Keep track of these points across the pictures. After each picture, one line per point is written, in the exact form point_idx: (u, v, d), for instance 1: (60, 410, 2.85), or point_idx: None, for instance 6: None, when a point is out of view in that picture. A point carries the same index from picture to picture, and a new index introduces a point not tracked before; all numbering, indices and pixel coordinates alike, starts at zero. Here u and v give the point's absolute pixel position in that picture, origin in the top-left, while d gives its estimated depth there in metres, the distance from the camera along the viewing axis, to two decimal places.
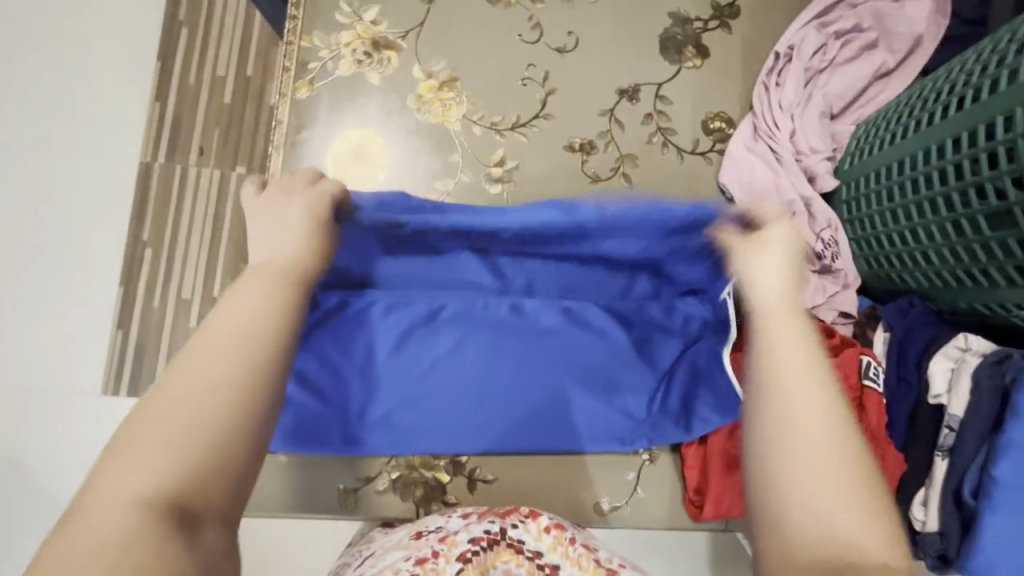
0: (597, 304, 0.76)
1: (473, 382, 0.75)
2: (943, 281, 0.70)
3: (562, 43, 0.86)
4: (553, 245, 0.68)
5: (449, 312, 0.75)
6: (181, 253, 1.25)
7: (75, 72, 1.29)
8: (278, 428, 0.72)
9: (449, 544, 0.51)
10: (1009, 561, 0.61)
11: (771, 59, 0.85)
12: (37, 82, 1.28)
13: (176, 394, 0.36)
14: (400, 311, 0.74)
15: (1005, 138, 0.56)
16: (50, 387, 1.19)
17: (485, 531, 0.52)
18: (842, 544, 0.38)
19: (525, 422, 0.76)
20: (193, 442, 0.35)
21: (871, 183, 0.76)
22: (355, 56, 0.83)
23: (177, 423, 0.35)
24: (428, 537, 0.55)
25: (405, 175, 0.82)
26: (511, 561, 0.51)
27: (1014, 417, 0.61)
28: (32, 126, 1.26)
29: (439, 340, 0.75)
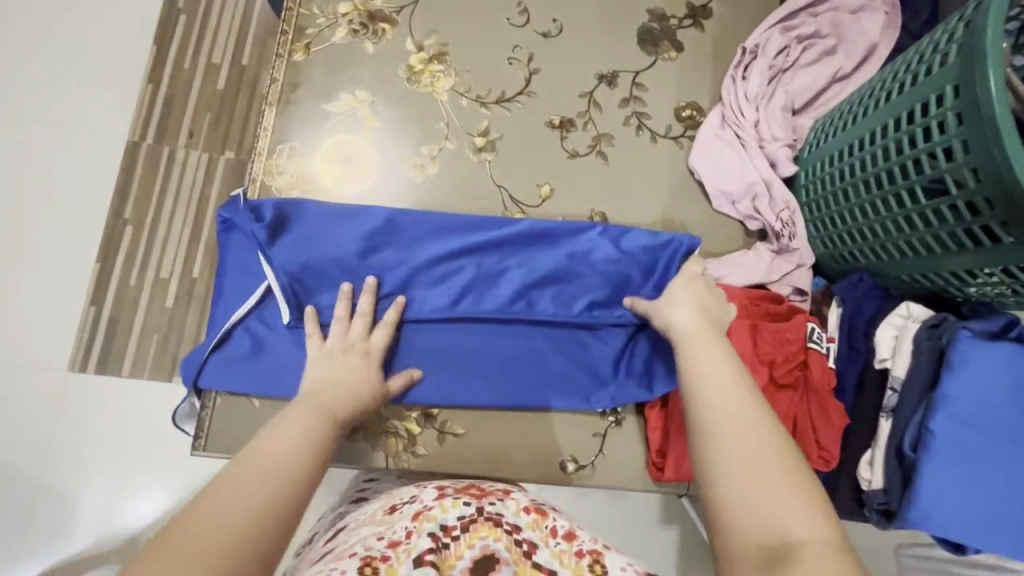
0: (563, 263, 0.82)
1: (431, 339, 0.79)
2: (889, 254, 0.76)
3: (547, 29, 0.92)
4: (494, 255, 0.82)
5: (408, 279, 0.79)
6: (163, 232, 1.25)
7: (71, 49, 1.30)
8: (227, 371, 0.75)
9: (422, 522, 0.51)
10: (945, 512, 0.65)
11: (738, 55, 0.92)
12: (33, 57, 1.29)
13: (243, 475, 0.46)
14: (378, 258, 0.79)
15: (938, 112, 0.63)
16: (15, 361, 1.16)
17: (459, 517, 0.52)
18: (774, 527, 0.44)
19: (493, 374, 0.79)
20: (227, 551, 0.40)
21: (826, 166, 0.82)
22: (351, 27, 0.87)
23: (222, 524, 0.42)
24: (403, 511, 0.54)
25: (392, 140, 0.86)
26: (489, 536, 0.50)
27: (950, 372, 0.67)
28: (23, 99, 1.27)
29: (411, 288, 0.79)
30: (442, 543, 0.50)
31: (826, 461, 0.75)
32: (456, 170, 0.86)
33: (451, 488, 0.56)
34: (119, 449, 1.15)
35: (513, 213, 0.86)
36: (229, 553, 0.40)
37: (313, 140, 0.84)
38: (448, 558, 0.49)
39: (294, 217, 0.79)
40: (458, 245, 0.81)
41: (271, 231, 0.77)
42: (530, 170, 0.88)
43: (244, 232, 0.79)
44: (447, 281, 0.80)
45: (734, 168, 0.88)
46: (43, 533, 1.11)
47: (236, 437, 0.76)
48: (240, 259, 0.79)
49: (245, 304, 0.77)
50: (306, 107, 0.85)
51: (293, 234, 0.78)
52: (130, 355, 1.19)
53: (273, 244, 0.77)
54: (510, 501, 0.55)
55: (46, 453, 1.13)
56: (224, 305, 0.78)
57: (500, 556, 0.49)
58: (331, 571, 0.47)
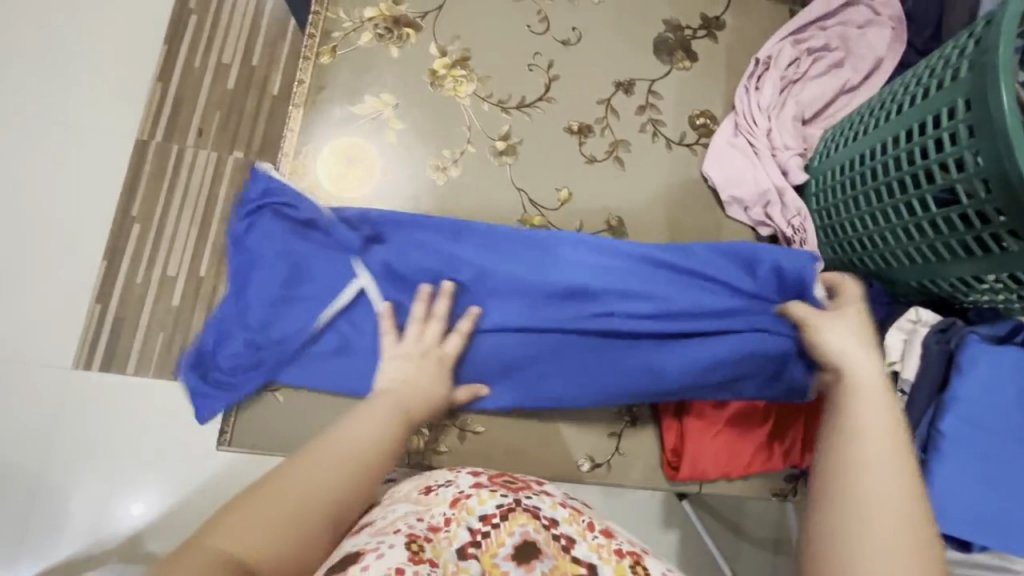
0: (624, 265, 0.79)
1: (489, 351, 0.77)
2: (898, 260, 0.78)
3: (567, 37, 0.94)
4: (553, 258, 0.79)
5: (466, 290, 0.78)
6: (171, 230, 1.19)
7: (75, 43, 1.24)
8: (281, 364, 0.78)
9: (461, 510, 0.54)
10: (953, 511, 0.67)
11: (751, 66, 0.95)
12: (35, 51, 1.23)
13: (325, 455, 0.54)
14: (433, 259, 0.79)
15: (950, 124, 0.66)
16: (15, 361, 1.11)
17: (499, 505, 0.53)
18: None
19: (552, 376, 0.78)
20: (275, 528, 0.48)
21: (836, 175, 0.85)
22: (376, 31, 0.89)
23: (273, 506, 0.49)
24: (439, 494, 0.57)
25: (415, 141, 0.87)
26: (528, 524, 0.52)
27: (961, 374, 0.70)
28: (24, 93, 1.20)
29: (470, 290, 0.79)
30: (479, 537, 0.51)
31: None
32: (477, 174, 0.88)
33: (485, 477, 0.59)
34: (122, 454, 1.09)
35: (531, 216, 0.88)
36: (301, 513, 0.50)
37: (336, 143, 0.86)
38: (488, 551, 0.50)
39: (382, 225, 0.81)
40: (521, 260, 0.79)
41: (366, 239, 0.80)
42: (549, 174, 0.90)
43: (320, 236, 0.81)
44: (509, 294, 0.78)
45: (747, 175, 0.90)
46: (38, 541, 1.04)
47: (262, 429, 0.79)
48: (319, 263, 0.80)
49: (329, 306, 0.78)
50: (332, 109, 0.87)
51: (386, 245, 0.80)
52: (134, 355, 1.13)
53: (367, 252, 0.79)
54: (545, 495, 0.57)
55: (48, 457, 1.07)
56: (299, 305, 0.79)
57: (540, 547, 0.51)
58: (379, 545, 0.48)
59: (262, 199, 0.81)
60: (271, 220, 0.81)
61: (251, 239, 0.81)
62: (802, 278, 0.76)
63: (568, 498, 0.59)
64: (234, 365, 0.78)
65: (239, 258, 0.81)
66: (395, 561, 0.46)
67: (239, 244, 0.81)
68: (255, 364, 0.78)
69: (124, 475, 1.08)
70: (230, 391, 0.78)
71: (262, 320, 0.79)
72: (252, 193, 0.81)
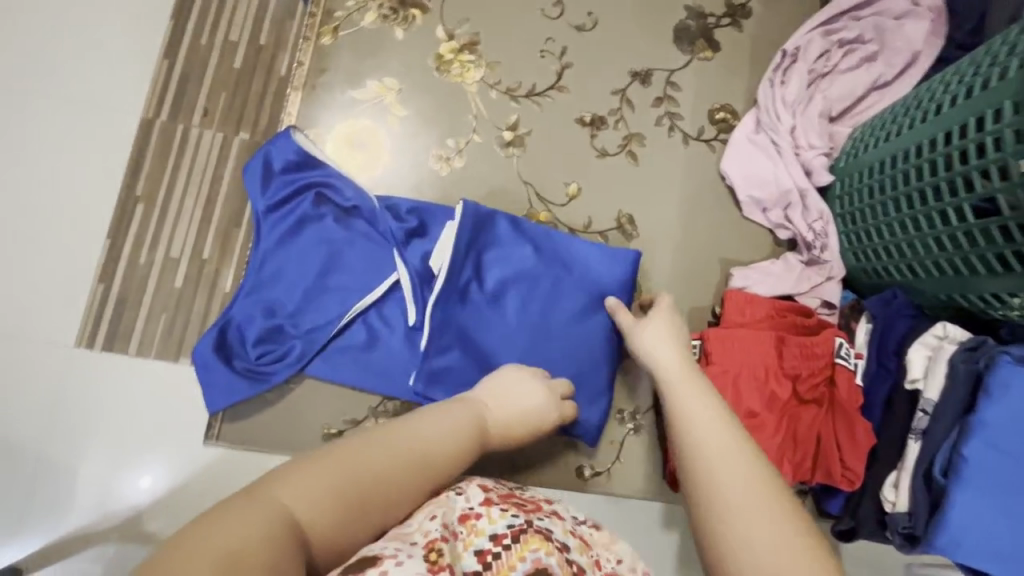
0: (616, 274, 0.79)
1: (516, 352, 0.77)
2: (926, 271, 0.74)
3: (582, 22, 0.89)
4: (552, 265, 0.79)
5: (487, 272, 0.78)
6: (173, 210, 1.15)
7: (81, 17, 1.21)
8: (290, 356, 0.76)
9: (469, 528, 0.50)
10: (972, 542, 0.64)
11: (777, 58, 0.89)
12: (41, 24, 1.19)
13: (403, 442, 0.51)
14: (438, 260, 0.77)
15: (994, 128, 0.61)
16: (14, 338, 1.08)
17: (509, 526, 0.50)
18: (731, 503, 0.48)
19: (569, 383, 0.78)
20: (333, 505, 0.45)
21: (864, 178, 0.80)
22: (381, 11, 0.85)
23: (343, 478, 0.46)
24: (448, 499, 0.54)
25: (417, 129, 0.84)
26: (540, 549, 0.48)
27: (986, 398, 0.65)
28: (30, 67, 1.18)
29: (484, 298, 0.78)
30: (490, 559, 0.48)
31: (851, 480, 0.74)
32: (482, 165, 0.84)
33: (496, 493, 0.55)
34: (122, 437, 1.06)
35: (538, 211, 0.84)
36: (352, 503, 0.46)
37: (337, 125, 0.83)
38: (499, 571, 0.47)
39: (426, 218, 0.80)
40: (549, 252, 0.79)
41: (408, 232, 0.78)
42: (556, 168, 0.85)
43: (363, 227, 0.80)
44: (539, 296, 0.78)
45: (767, 175, 0.86)
46: (36, 522, 1.02)
47: (251, 423, 0.77)
48: (360, 256, 0.80)
49: (365, 298, 0.78)
50: (333, 93, 0.83)
51: (427, 239, 0.79)
52: (134, 338, 1.10)
53: (407, 245, 0.78)
54: (556, 519, 0.54)
55: (43, 439, 1.05)
56: (335, 295, 0.79)
57: (553, 571, 0.47)
58: (396, 552, 0.44)
59: (299, 182, 0.78)
60: (308, 207, 0.79)
61: (287, 224, 0.79)
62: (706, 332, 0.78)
63: (577, 525, 0.57)
64: (260, 352, 0.77)
65: (272, 243, 0.79)
66: (414, 570, 0.43)
67: (270, 229, 0.79)
68: (282, 353, 0.77)
69: (123, 459, 1.05)
70: (256, 378, 0.76)
71: (295, 308, 0.78)
72: (285, 175, 0.79)
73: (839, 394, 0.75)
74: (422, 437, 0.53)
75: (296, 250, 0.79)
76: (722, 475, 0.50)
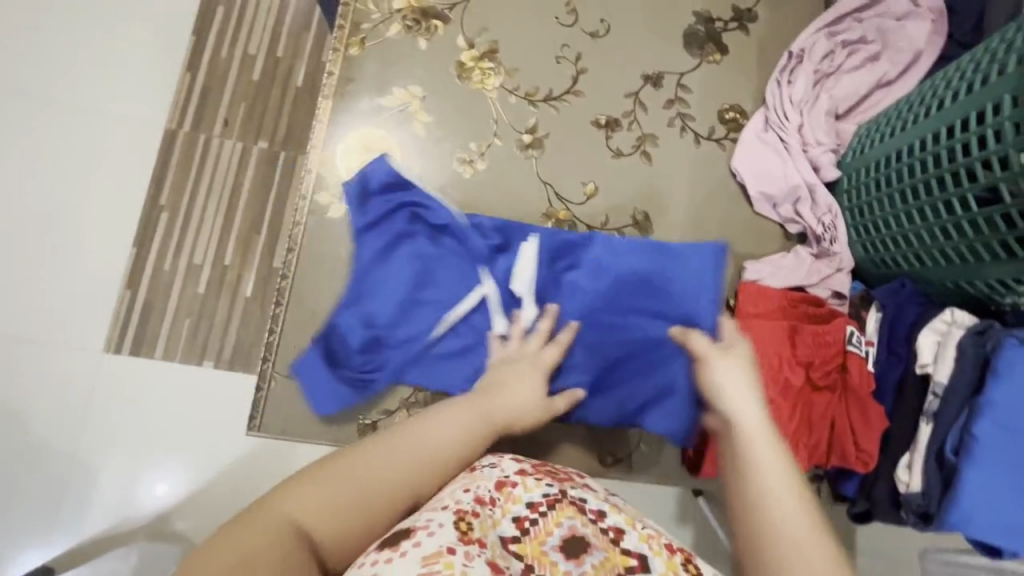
0: (686, 279, 0.80)
1: (601, 359, 0.80)
2: (933, 260, 0.77)
3: (595, 29, 0.93)
4: (631, 275, 0.81)
5: (563, 289, 0.81)
6: (197, 218, 1.20)
7: (106, 31, 1.26)
8: (388, 365, 0.80)
9: (507, 496, 0.54)
10: (983, 518, 0.66)
11: (784, 59, 0.93)
12: (65, 40, 1.24)
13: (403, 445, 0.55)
14: (526, 275, 0.81)
15: (994, 122, 0.64)
16: (45, 342, 1.12)
17: (545, 494, 0.54)
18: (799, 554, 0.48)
19: (647, 387, 0.80)
20: (341, 507, 0.49)
21: (870, 172, 0.83)
22: (404, 23, 0.89)
23: (349, 481, 0.51)
24: (484, 472, 0.56)
25: (440, 134, 0.88)
26: (576, 517, 0.52)
27: (993, 379, 0.68)
28: (58, 81, 1.22)
29: (567, 310, 0.81)
30: (527, 525, 0.52)
31: (865, 462, 0.77)
32: (502, 167, 0.88)
33: (529, 464, 0.59)
34: (147, 437, 1.10)
35: (557, 209, 0.88)
36: (362, 504, 0.50)
37: (347, 138, 0.86)
38: (536, 538, 0.51)
39: (512, 236, 0.83)
40: (628, 260, 0.81)
41: (494, 248, 0.82)
42: (574, 168, 0.89)
43: (451, 243, 0.83)
44: (622, 305, 0.81)
45: (777, 171, 0.89)
46: (71, 520, 1.06)
47: (288, 417, 0.82)
48: (451, 271, 0.82)
49: (457, 310, 0.81)
50: (360, 101, 0.87)
51: (511, 254, 0.82)
52: (162, 340, 1.14)
53: (493, 261, 0.82)
54: (588, 489, 0.57)
55: (74, 440, 1.09)
56: (429, 308, 0.81)
57: (590, 541, 0.51)
58: (429, 523, 0.47)
59: (395, 201, 0.82)
60: (403, 224, 0.82)
61: (384, 239, 0.82)
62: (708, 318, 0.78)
63: (609, 494, 0.59)
64: (364, 360, 0.80)
65: (369, 256, 0.82)
66: (446, 539, 0.46)
67: (369, 242, 0.82)
68: (383, 362, 0.80)
69: (152, 459, 1.09)
70: (361, 385, 0.80)
71: (390, 319, 0.80)
72: (382, 194, 0.82)
73: (852, 381, 0.78)
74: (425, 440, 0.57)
75: (392, 264, 0.82)
76: (777, 536, 0.50)
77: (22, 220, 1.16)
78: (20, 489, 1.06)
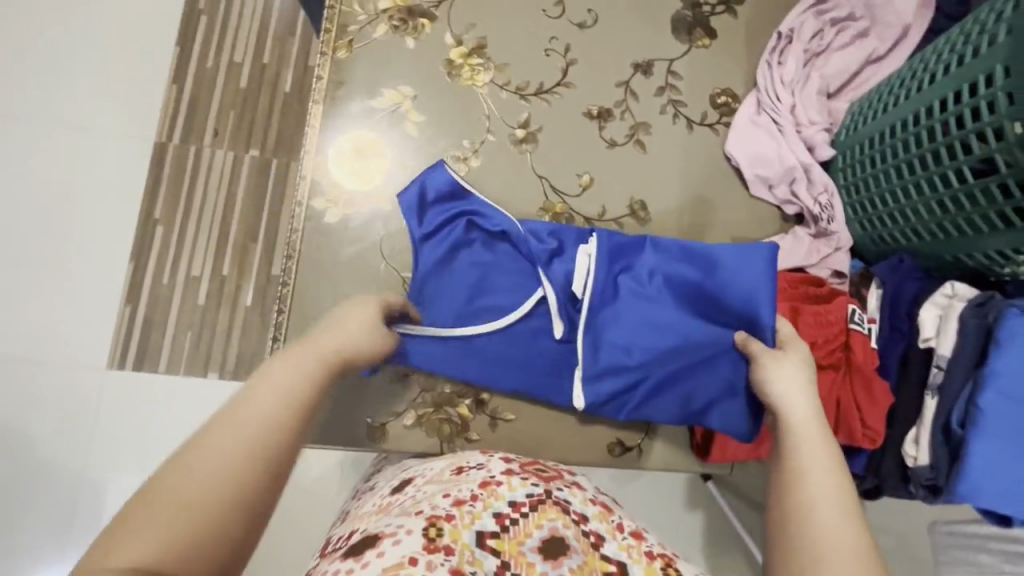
0: (731, 269, 0.76)
1: (668, 364, 0.77)
2: (931, 234, 0.77)
3: (583, 20, 0.93)
4: (681, 272, 0.78)
5: (623, 291, 0.79)
6: (192, 230, 1.20)
7: (89, 46, 1.24)
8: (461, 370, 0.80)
9: (490, 493, 0.54)
10: (994, 488, 0.67)
11: (773, 40, 0.93)
12: (49, 57, 1.23)
13: (228, 433, 0.45)
14: (583, 278, 0.79)
15: (987, 93, 0.64)
16: (48, 362, 1.12)
17: (528, 494, 0.54)
18: (827, 538, 0.50)
19: (709, 387, 0.77)
20: (176, 525, 0.40)
21: (865, 149, 0.83)
22: (391, 23, 0.89)
23: (176, 497, 0.41)
24: (469, 475, 0.57)
25: (433, 133, 0.88)
26: (557, 520, 0.53)
27: (997, 350, 0.69)
28: (44, 99, 1.21)
29: (626, 320, 0.77)
30: (507, 522, 0.52)
31: (873, 439, 0.76)
32: (497, 163, 0.88)
33: (516, 462, 0.59)
34: (153, 451, 1.10)
35: (554, 203, 0.88)
36: (204, 508, 0.41)
37: (339, 140, 0.86)
38: (515, 537, 0.51)
39: (564, 239, 0.83)
40: (680, 257, 0.79)
41: (550, 253, 0.81)
42: (568, 161, 0.89)
43: (507, 248, 0.84)
44: (678, 304, 0.78)
45: (772, 154, 0.89)
46: (83, 537, 1.06)
47: None
48: (508, 275, 0.83)
49: (515, 314, 0.81)
50: (350, 104, 0.87)
51: (566, 258, 0.82)
52: (164, 354, 1.14)
53: (550, 265, 0.81)
54: (576, 489, 0.57)
55: (81, 458, 1.09)
56: (488, 312, 0.81)
57: (570, 543, 0.52)
58: (397, 530, 0.49)
59: (453, 211, 0.82)
60: (461, 232, 0.82)
61: (443, 249, 0.82)
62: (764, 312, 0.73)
63: (600, 493, 0.59)
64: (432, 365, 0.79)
65: (428, 268, 0.82)
66: (409, 549, 0.47)
67: (428, 253, 0.82)
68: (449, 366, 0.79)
69: None
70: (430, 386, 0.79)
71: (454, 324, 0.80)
72: (439, 205, 0.82)
73: (858, 359, 0.77)
74: (251, 420, 0.47)
75: (452, 275, 0.82)
76: (823, 545, 0.50)
77: (16, 241, 1.16)
78: (32, 509, 1.06)
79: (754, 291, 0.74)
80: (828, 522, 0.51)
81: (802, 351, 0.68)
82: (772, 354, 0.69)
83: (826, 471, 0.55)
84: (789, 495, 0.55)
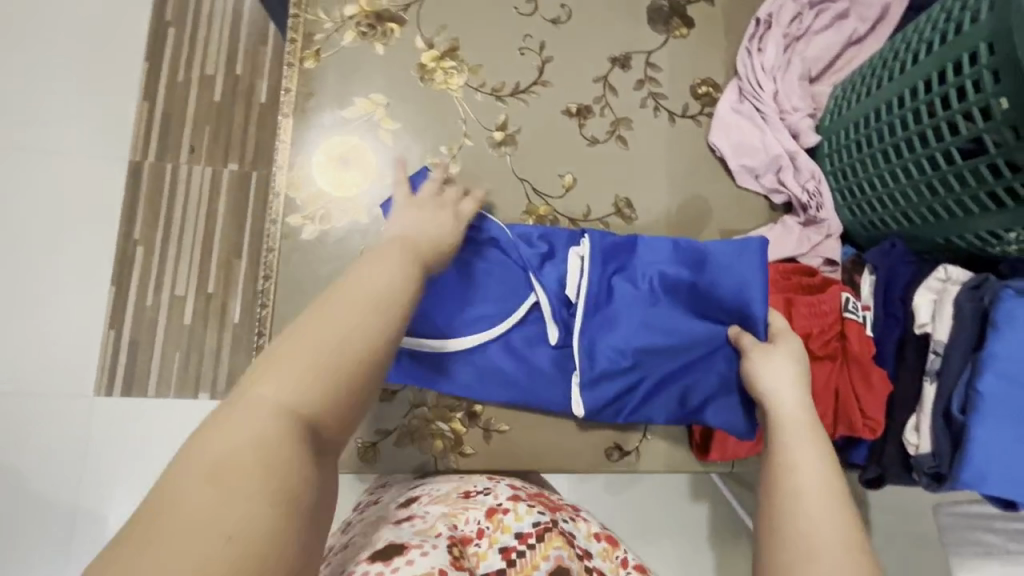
0: (724, 264, 0.75)
1: (661, 363, 0.76)
2: (921, 217, 0.76)
3: (556, 15, 0.90)
4: (673, 269, 0.77)
5: (616, 293, 0.78)
6: (173, 250, 1.17)
7: (52, 66, 1.20)
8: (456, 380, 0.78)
9: (498, 524, 0.53)
10: (997, 474, 0.66)
11: (751, 27, 0.91)
12: (11, 80, 1.19)
13: (343, 301, 0.46)
14: (575, 279, 0.78)
15: (971, 71, 0.63)
16: (32, 394, 1.09)
17: (535, 523, 0.53)
18: (809, 537, 0.49)
19: (705, 385, 0.76)
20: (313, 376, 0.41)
21: (850, 134, 0.81)
22: (359, 29, 0.86)
23: (311, 350, 0.42)
24: (477, 500, 0.57)
25: (410, 140, 0.85)
26: (562, 548, 0.51)
27: (994, 333, 0.68)
28: (9, 124, 1.17)
29: (618, 323, 0.77)
30: (514, 556, 0.50)
31: (873, 429, 0.75)
32: (477, 167, 0.85)
33: (524, 491, 0.58)
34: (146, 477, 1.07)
35: (537, 205, 0.86)
36: (337, 360, 0.42)
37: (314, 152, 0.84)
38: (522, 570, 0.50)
39: (555, 242, 0.81)
40: (672, 254, 0.78)
41: (541, 257, 0.80)
42: (549, 161, 0.87)
43: (496, 255, 0.80)
44: (670, 302, 0.77)
45: (756, 143, 0.87)
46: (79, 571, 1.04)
47: None
48: (497, 282, 0.80)
49: (508, 322, 0.79)
50: (323, 115, 0.84)
51: (557, 262, 0.80)
52: (152, 379, 1.12)
53: (542, 270, 0.79)
54: (581, 522, 0.57)
55: (72, 489, 1.06)
56: (479, 322, 0.79)
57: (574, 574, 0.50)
58: (422, 543, 0.47)
59: None
60: None
61: None
62: (755, 305, 0.72)
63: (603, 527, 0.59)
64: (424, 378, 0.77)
65: None
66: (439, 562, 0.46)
67: None
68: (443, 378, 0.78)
69: None
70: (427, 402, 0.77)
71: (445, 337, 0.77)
72: None
73: (855, 349, 0.76)
74: (360, 293, 0.47)
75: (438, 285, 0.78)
76: (815, 541, 0.48)
77: None
78: (25, 544, 1.04)
79: (745, 285, 0.73)
80: (810, 521, 0.49)
81: (792, 343, 0.67)
82: (761, 349, 0.68)
83: (813, 465, 0.54)
84: (775, 491, 0.53)
